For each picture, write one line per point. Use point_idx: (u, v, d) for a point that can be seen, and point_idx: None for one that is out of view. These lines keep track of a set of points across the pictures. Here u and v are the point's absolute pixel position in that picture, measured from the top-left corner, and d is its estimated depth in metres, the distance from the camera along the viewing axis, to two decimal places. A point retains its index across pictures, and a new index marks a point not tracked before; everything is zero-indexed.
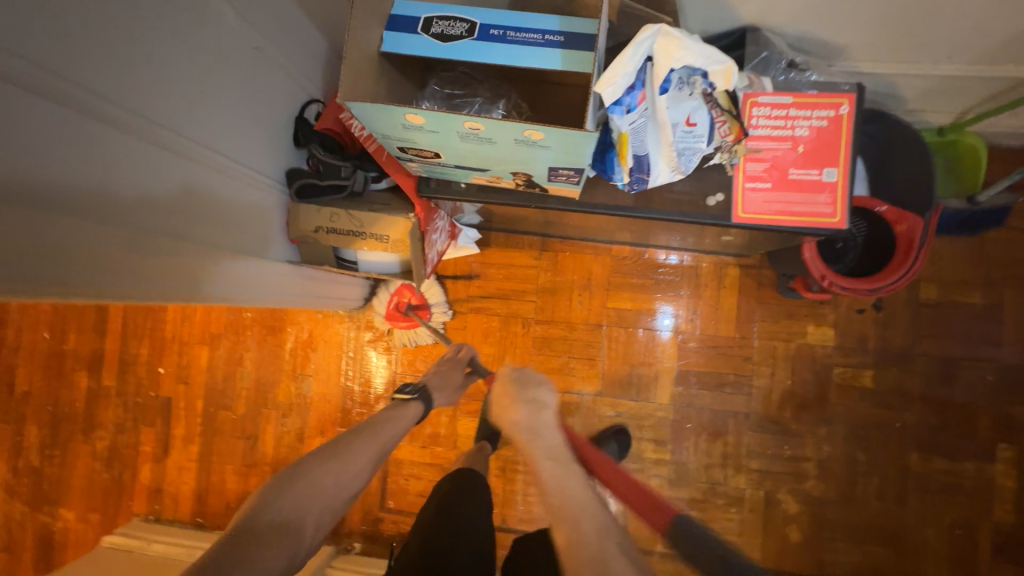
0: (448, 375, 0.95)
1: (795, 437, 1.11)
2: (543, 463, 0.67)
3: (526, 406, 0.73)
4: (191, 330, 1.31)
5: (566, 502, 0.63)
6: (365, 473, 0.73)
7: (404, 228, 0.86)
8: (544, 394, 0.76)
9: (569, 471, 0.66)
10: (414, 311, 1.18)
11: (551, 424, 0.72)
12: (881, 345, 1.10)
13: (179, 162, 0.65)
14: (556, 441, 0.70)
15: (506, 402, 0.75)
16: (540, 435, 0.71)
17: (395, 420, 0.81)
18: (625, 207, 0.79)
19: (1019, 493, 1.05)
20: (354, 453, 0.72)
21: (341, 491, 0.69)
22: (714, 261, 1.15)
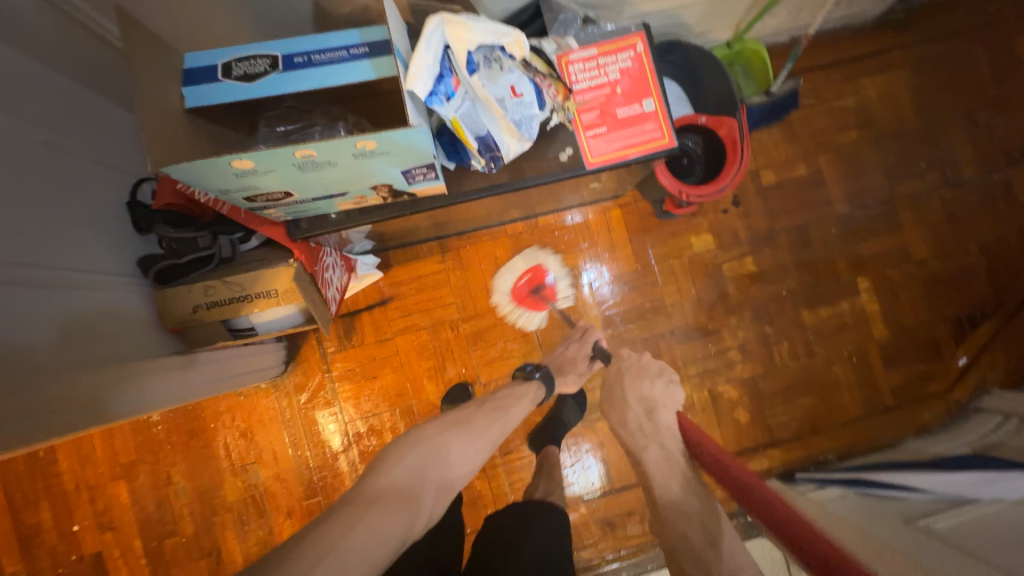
0: (569, 354, 1.14)
1: (714, 334, 1.25)
2: (666, 479, 0.86)
3: (638, 406, 0.99)
4: (98, 470, 1.15)
5: (661, 484, 0.86)
6: (483, 448, 0.86)
7: (287, 274, 0.82)
8: (651, 390, 1.02)
9: (666, 466, 0.88)
10: (542, 293, 1.24)
11: (670, 422, 0.94)
12: (750, 232, 1.27)
13: (11, 291, 0.59)
14: (676, 446, 0.90)
15: (615, 386, 1.06)
16: (661, 441, 0.91)
17: (512, 402, 0.96)
18: (493, 186, 0.83)
19: (884, 310, 1.28)
20: (468, 428, 0.86)
21: (463, 462, 0.81)
22: (598, 209, 1.25)
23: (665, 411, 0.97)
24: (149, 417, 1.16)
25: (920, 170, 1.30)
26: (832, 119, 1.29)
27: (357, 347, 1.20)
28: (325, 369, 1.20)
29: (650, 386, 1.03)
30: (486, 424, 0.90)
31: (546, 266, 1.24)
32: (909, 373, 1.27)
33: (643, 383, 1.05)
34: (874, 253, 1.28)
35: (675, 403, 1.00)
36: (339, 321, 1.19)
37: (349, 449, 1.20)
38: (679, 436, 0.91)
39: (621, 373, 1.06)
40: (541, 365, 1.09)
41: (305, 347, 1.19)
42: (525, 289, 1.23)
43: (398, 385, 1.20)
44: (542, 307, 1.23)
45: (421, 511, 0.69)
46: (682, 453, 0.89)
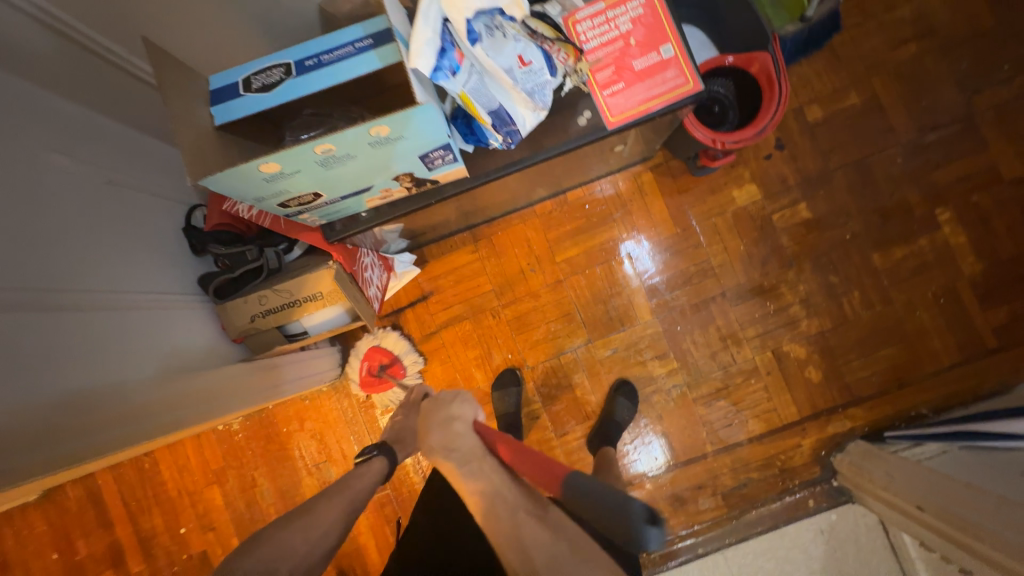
0: (407, 425, 0.98)
1: (771, 291, 1.16)
2: (464, 475, 0.70)
3: (440, 428, 0.77)
4: (194, 477, 1.27)
5: (486, 497, 0.68)
6: (339, 523, 0.77)
7: (328, 275, 0.86)
8: (457, 410, 0.80)
9: (483, 475, 0.70)
10: (385, 372, 1.19)
11: (462, 431, 0.76)
12: (800, 176, 1.16)
13: (87, 316, 0.66)
14: (474, 445, 0.73)
15: (427, 419, 0.81)
16: (454, 447, 0.74)
17: (360, 482, 0.85)
18: (514, 161, 0.82)
19: (975, 241, 1.12)
20: (322, 509, 0.77)
21: (308, 550, 0.72)
22: (628, 175, 1.20)
23: (459, 424, 0.77)
24: (230, 426, 1.26)
25: (1001, 75, 1.13)
26: (884, 37, 1.15)
27: (404, 343, 1.24)
28: (378, 368, 1.24)
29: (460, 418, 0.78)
30: (326, 503, 0.79)
31: (381, 345, 1.21)
32: (1014, 309, 1.11)
33: (448, 414, 0.80)
34: (954, 178, 1.13)
35: (472, 415, 0.79)
36: (385, 321, 1.24)
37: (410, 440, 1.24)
38: (474, 436, 0.75)
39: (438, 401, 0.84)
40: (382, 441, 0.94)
41: (356, 349, 1.25)
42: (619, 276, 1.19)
43: (448, 376, 1.23)
44: (389, 386, 1.19)
45: None
46: (475, 441, 0.74)
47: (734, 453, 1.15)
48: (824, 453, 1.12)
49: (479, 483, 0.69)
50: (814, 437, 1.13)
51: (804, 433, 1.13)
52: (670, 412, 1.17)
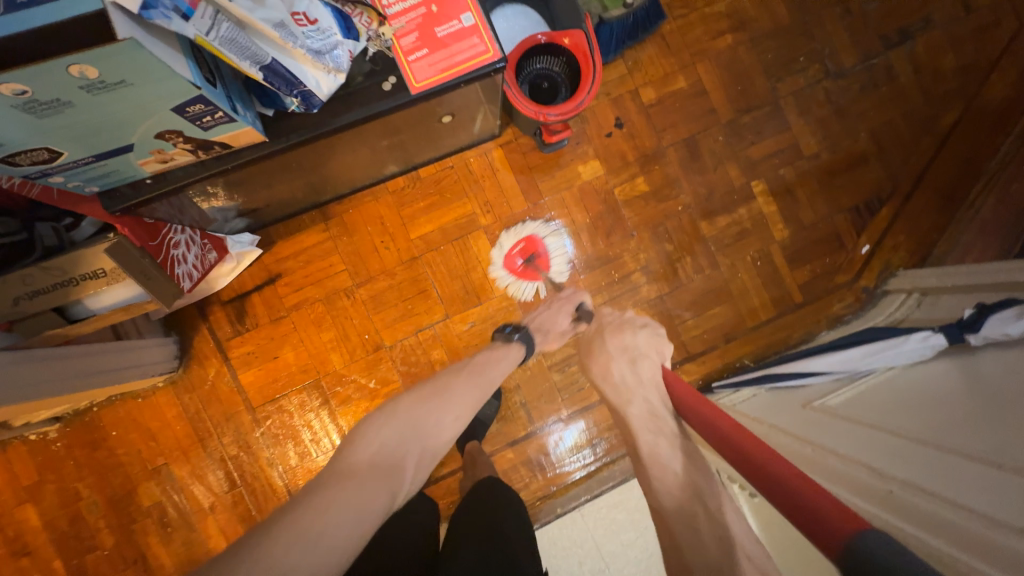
0: (547, 317, 1.13)
1: (616, 260, 1.23)
2: (644, 431, 0.86)
3: (621, 361, 0.96)
4: (1, 496, 1.11)
5: (649, 454, 0.83)
6: (464, 417, 0.87)
7: (106, 249, 0.79)
8: (636, 343, 0.99)
9: (673, 441, 0.84)
10: (535, 262, 1.22)
11: (649, 375, 0.93)
12: (638, 153, 1.24)
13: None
14: (652, 394, 0.91)
15: (594, 349, 1.01)
16: (638, 395, 0.92)
17: (489, 366, 0.96)
18: (315, 127, 0.79)
19: (783, 210, 1.27)
20: (456, 394, 0.87)
21: (442, 428, 0.81)
22: (479, 152, 1.22)
23: (647, 362, 0.96)
24: (46, 435, 1.12)
25: (799, 65, 1.28)
26: (705, 26, 1.27)
27: (252, 330, 1.16)
28: (223, 358, 1.16)
29: (623, 366, 0.95)
30: (467, 388, 0.89)
31: (542, 236, 1.22)
32: (815, 269, 1.27)
33: (626, 334, 1.02)
34: (765, 155, 1.27)
35: (659, 356, 0.98)
36: (229, 307, 1.16)
37: (260, 432, 1.17)
38: (659, 387, 0.91)
39: (599, 331, 1.03)
40: (519, 328, 1.10)
41: (197, 340, 1.15)
42: (519, 260, 1.22)
43: (302, 362, 1.17)
44: (535, 278, 1.21)
45: (401, 482, 0.72)
46: (663, 403, 0.89)
47: (587, 415, 1.21)
48: None
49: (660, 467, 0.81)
50: None
51: None
52: (527, 380, 1.21)
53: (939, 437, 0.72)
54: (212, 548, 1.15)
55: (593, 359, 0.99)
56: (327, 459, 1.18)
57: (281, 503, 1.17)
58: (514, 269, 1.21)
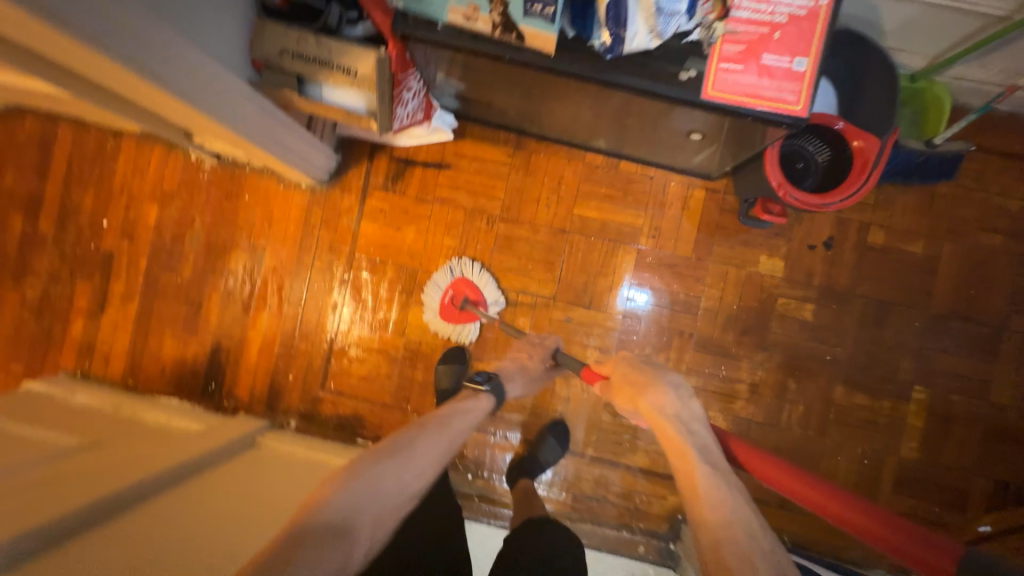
0: (525, 365, 1.01)
1: (732, 359, 1.15)
2: (695, 461, 0.77)
3: (672, 400, 0.87)
4: (143, 185, 1.25)
5: (715, 501, 0.74)
6: (431, 470, 0.78)
7: (370, 61, 0.82)
8: (675, 387, 0.91)
9: (724, 481, 0.76)
10: (468, 303, 1.17)
11: (695, 413, 0.87)
12: (826, 282, 1.14)
13: None
14: (709, 441, 0.82)
15: (638, 384, 0.93)
16: (689, 431, 0.83)
17: (421, 433, 0.81)
18: (604, 70, 0.77)
19: (927, 432, 1.12)
20: (416, 449, 0.77)
21: (401, 489, 0.73)
22: (684, 181, 1.17)
23: (688, 398, 0.90)
24: (202, 163, 1.24)
25: None
26: (980, 213, 1.13)
27: (398, 195, 1.21)
28: (360, 200, 1.22)
29: (692, 416, 0.86)
30: (421, 438, 0.80)
31: (471, 278, 1.17)
32: (919, 508, 1.11)
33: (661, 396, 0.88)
34: (951, 370, 1.13)
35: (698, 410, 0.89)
36: (394, 163, 1.21)
37: (343, 275, 1.23)
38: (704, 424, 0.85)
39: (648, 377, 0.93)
40: (494, 376, 0.97)
41: (352, 172, 1.22)
42: (453, 304, 1.18)
43: (415, 247, 1.21)
44: (472, 318, 1.17)
45: (357, 542, 0.65)
46: (713, 444, 0.82)
47: (607, 469, 1.16)
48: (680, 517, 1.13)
49: (711, 495, 0.74)
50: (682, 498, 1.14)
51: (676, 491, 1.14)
52: (579, 401, 1.16)
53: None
54: (250, 335, 1.24)
55: (628, 396, 0.92)
56: (377, 335, 1.22)
57: (321, 341, 1.23)
58: (451, 313, 1.18)
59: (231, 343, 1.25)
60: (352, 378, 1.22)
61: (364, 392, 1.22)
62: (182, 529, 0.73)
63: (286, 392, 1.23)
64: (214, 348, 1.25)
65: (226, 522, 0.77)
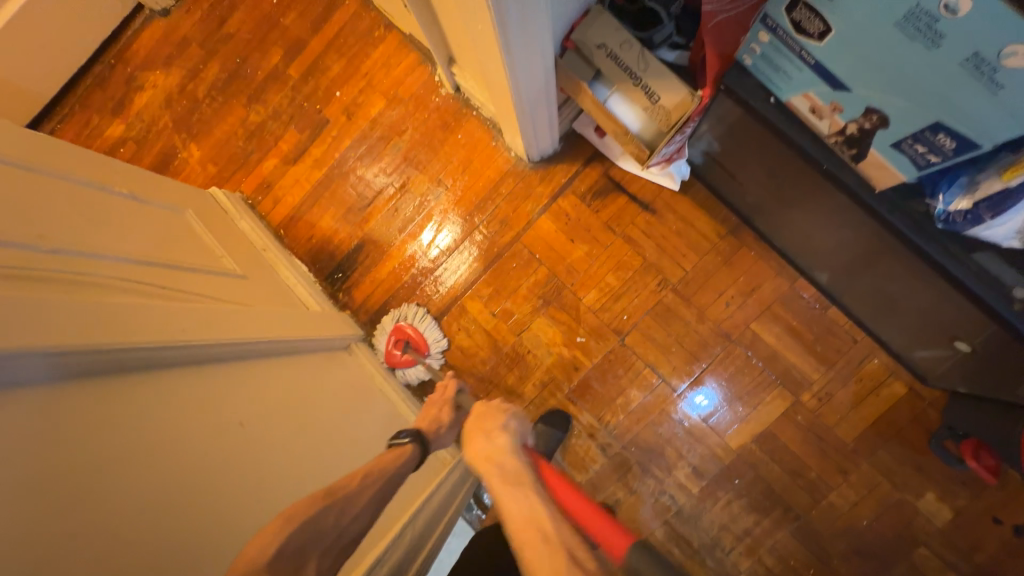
0: (440, 416, 0.88)
1: (827, 570, 0.99)
2: (508, 488, 0.57)
3: (490, 437, 0.66)
4: (383, 79, 1.32)
5: (524, 524, 0.52)
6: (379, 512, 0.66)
7: (677, 96, 0.79)
8: (514, 424, 0.70)
9: (530, 491, 0.56)
10: (410, 347, 1.22)
11: (511, 447, 0.64)
12: (990, 564, 0.94)
13: None
14: (516, 461, 0.61)
15: (472, 432, 0.68)
16: (500, 461, 0.62)
17: (391, 465, 0.73)
18: (913, 229, 0.68)
19: None
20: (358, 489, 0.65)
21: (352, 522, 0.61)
22: (888, 365, 1.01)
23: (508, 437, 0.66)
24: (440, 87, 1.29)
25: None
26: None
27: (589, 210, 1.17)
28: (552, 194, 1.19)
29: (510, 437, 0.66)
30: (397, 468, 0.73)
31: (409, 322, 1.23)
32: None
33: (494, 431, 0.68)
34: None
35: (524, 437, 0.69)
36: (604, 180, 1.17)
37: (497, 251, 1.21)
38: (521, 455, 0.63)
39: (479, 415, 0.72)
40: (416, 431, 0.82)
41: (561, 166, 1.19)
42: (395, 351, 1.22)
43: (575, 265, 1.16)
44: (413, 362, 1.21)
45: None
46: (526, 465, 0.61)
47: None
48: None
49: (513, 507, 0.54)
50: None
51: None
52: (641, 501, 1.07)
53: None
54: (391, 253, 1.29)
55: (465, 442, 0.68)
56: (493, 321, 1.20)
57: (444, 294, 1.24)
58: (393, 359, 1.22)
59: (372, 249, 1.30)
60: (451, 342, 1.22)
61: (453, 361, 1.22)
62: (246, 416, 0.73)
63: (391, 317, 1.27)
64: (358, 244, 1.31)
65: (274, 431, 0.76)
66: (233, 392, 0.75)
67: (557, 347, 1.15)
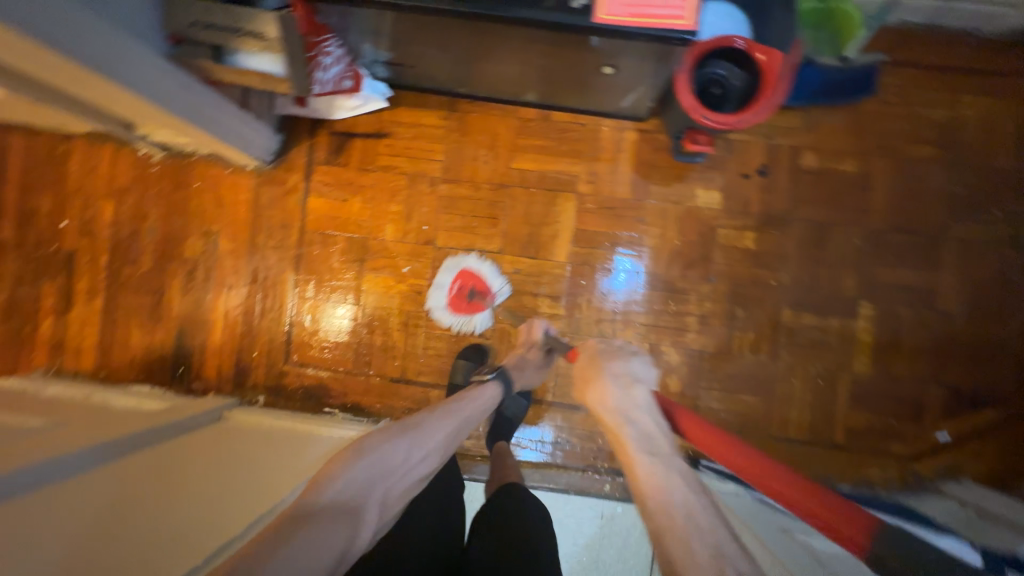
0: (526, 357, 1.03)
1: (679, 293, 1.17)
2: (639, 453, 0.64)
3: (616, 388, 0.75)
4: (97, 183, 1.29)
5: (652, 486, 0.60)
6: (433, 457, 0.80)
7: (277, 23, 0.86)
8: (634, 368, 0.79)
9: (666, 465, 0.63)
10: (475, 295, 1.20)
11: (646, 399, 0.73)
12: (763, 208, 1.16)
13: None
14: (654, 428, 0.68)
15: (589, 376, 0.79)
16: (631, 419, 0.70)
17: (471, 402, 0.89)
18: (498, 7, 0.79)
19: (877, 345, 1.14)
20: (427, 427, 0.79)
21: (408, 468, 0.75)
22: (615, 125, 1.19)
23: (641, 387, 0.75)
24: (151, 157, 1.28)
25: (988, 217, 1.13)
26: (908, 126, 1.15)
27: (340, 168, 1.24)
28: (305, 177, 1.25)
29: (640, 388, 0.75)
30: (439, 420, 0.82)
31: (469, 267, 1.20)
32: (874, 421, 1.13)
33: (616, 360, 0.81)
34: (895, 284, 1.14)
35: (649, 379, 0.78)
36: (335, 138, 1.25)
37: (297, 250, 1.25)
38: (657, 414, 0.71)
39: (594, 357, 0.82)
40: (499, 368, 1.00)
41: (295, 150, 1.25)
42: (461, 300, 1.20)
43: (362, 216, 1.24)
44: (477, 310, 1.19)
45: (366, 524, 0.66)
46: (659, 432, 0.68)
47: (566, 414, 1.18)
48: None
49: (648, 476, 0.61)
50: None
51: None
52: None
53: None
54: (213, 319, 1.28)
55: (584, 388, 0.79)
56: (334, 308, 1.24)
57: (281, 318, 1.26)
58: (458, 305, 1.20)
59: (194, 328, 1.28)
60: (313, 349, 1.25)
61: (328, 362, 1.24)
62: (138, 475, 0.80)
63: (252, 369, 1.26)
64: (179, 332, 1.28)
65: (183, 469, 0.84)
66: (185, 475, 0.83)
67: (394, 288, 1.22)
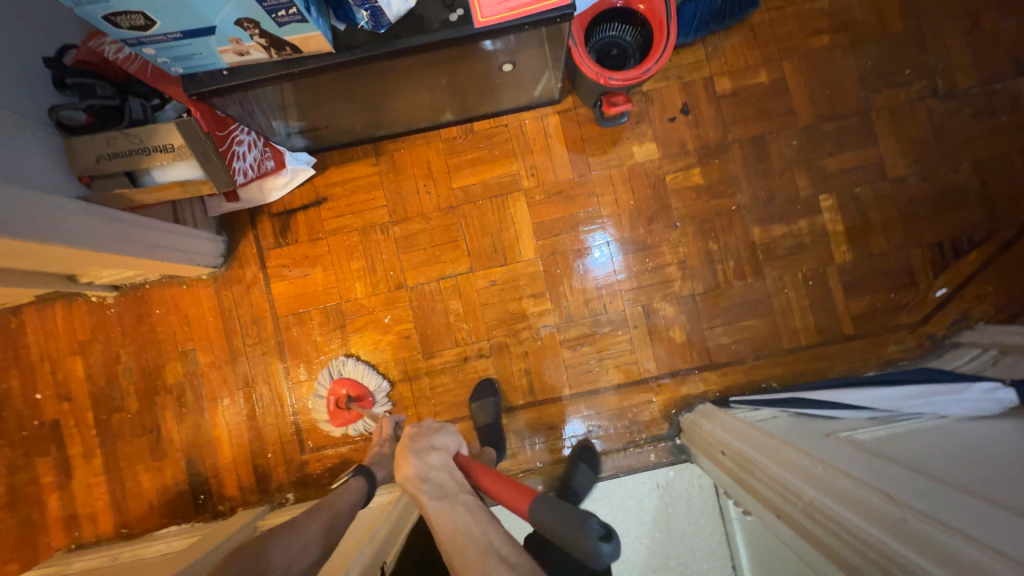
0: (381, 453, 1.05)
1: (652, 248, 1.18)
2: (436, 509, 0.74)
3: (417, 455, 0.81)
4: (59, 344, 1.26)
5: (454, 543, 0.69)
6: (313, 546, 0.80)
7: (179, 129, 0.88)
8: (437, 440, 0.84)
9: (458, 518, 0.72)
10: (355, 404, 1.18)
11: (439, 461, 0.80)
12: (699, 142, 1.19)
13: None
14: (444, 480, 0.78)
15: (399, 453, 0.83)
16: (426, 481, 0.78)
17: (337, 498, 0.91)
18: (384, 44, 0.81)
19: (850, 231, 1.16)
20: (302, 525, 0.83)
21: (284, 564, 0.76)
22: (536, 115, 1.21)
23: (440, 453, 0.82)
24: (104, 300, 1.26)
25: (903, 79, 1.17)
26: (800, 23, 1.19)
27: (292, 246, 1.24)
28: (261, 266, 1.24)
29: (437, 452, 0.82)
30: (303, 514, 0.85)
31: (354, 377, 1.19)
32: (874, 302, 1.15)
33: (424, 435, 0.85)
34: (845, 168, 1.17)
35: (451, 445, 0.84)
36: (277, 219, 1.24)
37: (277, 338, 1.24)
38: (450, 470, 0.80)
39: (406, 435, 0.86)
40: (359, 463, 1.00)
41: (243, 244, 1.25)
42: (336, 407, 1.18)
43: (328, 283, 1.23)
44: (356, 419, 1.18)
45: None
46: (460, 488, 0.77)
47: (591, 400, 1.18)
48: (673, 412, 1.15)
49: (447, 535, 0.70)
50: (665, 395, 1.16)
51: (658, 391, 1.16)
52: (535, 349, 1.18)
53: (939, 472, 0.68)
54: (217, 435, 1.24)
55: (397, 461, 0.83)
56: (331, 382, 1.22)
57: (283, 410, 1.23)
58: (339, 416, 1.19)
59: (202, 451, 1.24)
60: (324, 429, 1.22)
61: (344, 436, 1.22)
62: None
63: (272, 470, 1.23)
64: (189, 460, 1.24)
65: None
66: None
67: (383, 341, 1.21)
